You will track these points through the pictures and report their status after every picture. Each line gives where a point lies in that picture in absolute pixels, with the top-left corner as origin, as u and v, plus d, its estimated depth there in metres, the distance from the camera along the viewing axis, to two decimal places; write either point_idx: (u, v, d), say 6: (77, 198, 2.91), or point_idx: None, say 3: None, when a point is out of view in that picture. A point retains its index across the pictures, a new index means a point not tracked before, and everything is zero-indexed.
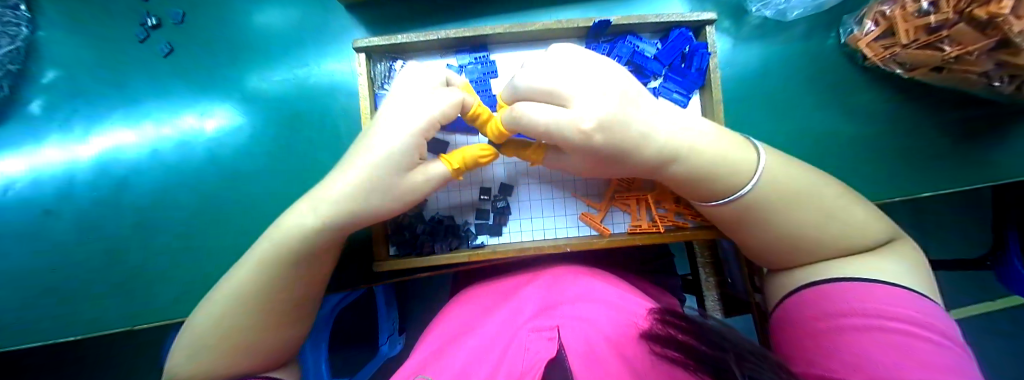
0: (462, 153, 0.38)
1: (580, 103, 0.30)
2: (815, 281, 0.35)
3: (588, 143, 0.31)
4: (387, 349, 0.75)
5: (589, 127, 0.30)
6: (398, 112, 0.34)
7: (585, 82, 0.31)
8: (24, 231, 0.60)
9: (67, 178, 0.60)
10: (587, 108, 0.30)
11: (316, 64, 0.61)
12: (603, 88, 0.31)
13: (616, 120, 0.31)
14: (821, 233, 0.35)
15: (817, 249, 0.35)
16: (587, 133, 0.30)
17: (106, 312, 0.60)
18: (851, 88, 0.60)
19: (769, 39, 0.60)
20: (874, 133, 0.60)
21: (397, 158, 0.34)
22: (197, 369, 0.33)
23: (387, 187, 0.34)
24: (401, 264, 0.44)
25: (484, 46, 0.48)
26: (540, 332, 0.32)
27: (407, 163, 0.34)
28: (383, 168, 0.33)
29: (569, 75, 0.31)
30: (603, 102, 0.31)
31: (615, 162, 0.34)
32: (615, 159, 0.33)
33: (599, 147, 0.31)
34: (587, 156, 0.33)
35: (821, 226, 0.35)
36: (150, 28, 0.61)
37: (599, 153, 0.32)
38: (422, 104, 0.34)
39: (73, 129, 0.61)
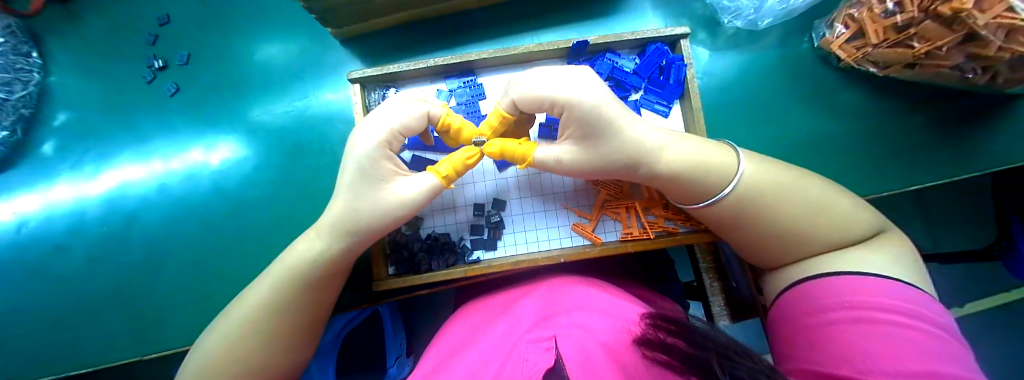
0: (450, 161, 0.39)
1: (574, 81, 0.35)
2: (810, 276, 0.35)
3: (575, 106, 0.34)
4: (396, 372, 0.75)
5: (579, 97, 0.34)
6: (365, 133, 0.36)
7: (582, 74, 0.36)
8: (39, 267, 0.62)
9: (78, 215, 0.63)
10: (581, 86, 0.34)
11: (314, 95, 0.64)
12: (596, 83, 0.36)
13: (603, 101, 0.34)
14: (809, 227, 0.35)
15: (806, 243, 0.36)
16: (575, 101, 0.34)
17: (119, 343, 0.62)
18: (829, 88, 0.62)
19: (744, 47, 0.63)
20: (857, 129, 0.62)
21: (370, 175, 0.36)
22: None
23: (375, 204, 0.37)
24: (400, 283, 0.46)
25: (471, 71, 0.50)
26: (539, 342, 0.33)
27: (379, 179, 0.37)
28: (363, 184, 0.36)
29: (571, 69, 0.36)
30: (597, 89, 0.35)
31: (600, 138, 0.36)
32: (601, 136, 0.35)
33: (586, 118, 0.34)
34: (577, 124, 0.35)
35: (809, 220, 0.35)
36: (157, 69, 0.64)
37: (588, 126, 0.35)
38: (382, 119, 0.36)
39: (83, 167, 0.64)
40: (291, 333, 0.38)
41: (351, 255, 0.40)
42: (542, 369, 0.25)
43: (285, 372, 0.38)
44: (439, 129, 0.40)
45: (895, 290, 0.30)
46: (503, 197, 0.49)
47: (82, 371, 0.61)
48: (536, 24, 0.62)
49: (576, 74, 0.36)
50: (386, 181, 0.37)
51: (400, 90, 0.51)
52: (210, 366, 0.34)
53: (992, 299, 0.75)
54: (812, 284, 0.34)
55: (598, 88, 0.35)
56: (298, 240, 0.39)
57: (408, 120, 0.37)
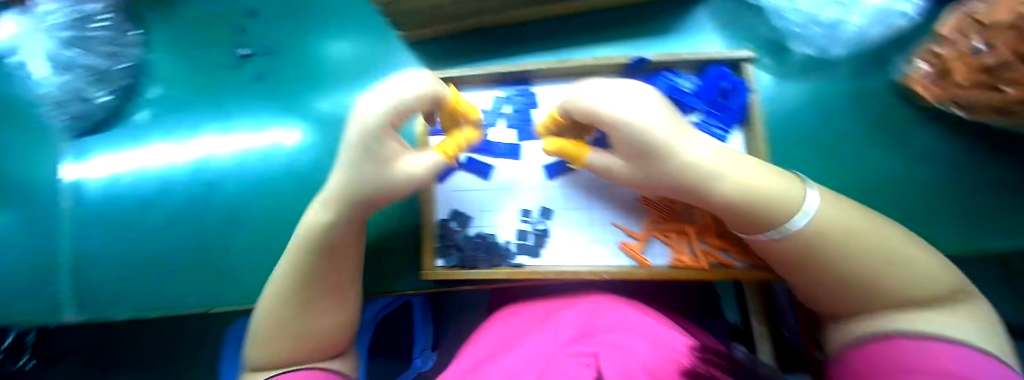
0: (453, 141, 0.42)
1: (628, 101, 0.35)
2: (871, 332, 0.33)
3: (626, 130, 0.34)
4: (421, 364, 0.79)
5: (631, 117, 0.34)
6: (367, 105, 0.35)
7: (638, 95, 0.36)
8: (121, 221, 0.67)
9: (167, 180, 0.68)
10: (635, 107, 0.34)
11: (382, 89, 0.67)
12: (653, 106, 0.36)
13: (655, 125, 0.34)
14: (878, 281, 0.33)
15: (872, 297, 0.34)
16: (626, 121, 0.34)
17: (175, 301, 0.66)
18: (904, 127, 0.59)
19: (811, 75, 0.61)
20: (936, 174, 0.58)
21: (368, 150, 0.35)
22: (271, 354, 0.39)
23: (371, 177, 0.36)
24: (448, 275, 0.48)
25: (528, 80, 0.52)
26: (579, 357, 0.33)
27: (378, 155, 0.35)
28: (363, 159, 0.35)
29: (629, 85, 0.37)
30: (650, 113, 0.35)
31: (654, 162, 0.35)
32: (649, 160, 0.35)
33: (635, 139, 0.34)
34: (628, 146, 0.36)
35: (880, 273, 0.33)
36: (243, 57, 0.70)
37: (637, 148, 0.35)
38: (387, 91, 0.35)
39: (172, 130, 0.70)
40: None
41: (357, 224, 0.41)
42: None
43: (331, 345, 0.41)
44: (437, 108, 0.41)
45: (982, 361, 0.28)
46: (551, 206, 0.49)
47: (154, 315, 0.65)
48: (595, 39, 0.63)
49: (632, 94, 0.36)
50: (386, 155, 0.36)
51: (459, 94, 0.53)
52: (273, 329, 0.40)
53: None
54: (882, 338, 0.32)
55: (651, 112, 0.35)
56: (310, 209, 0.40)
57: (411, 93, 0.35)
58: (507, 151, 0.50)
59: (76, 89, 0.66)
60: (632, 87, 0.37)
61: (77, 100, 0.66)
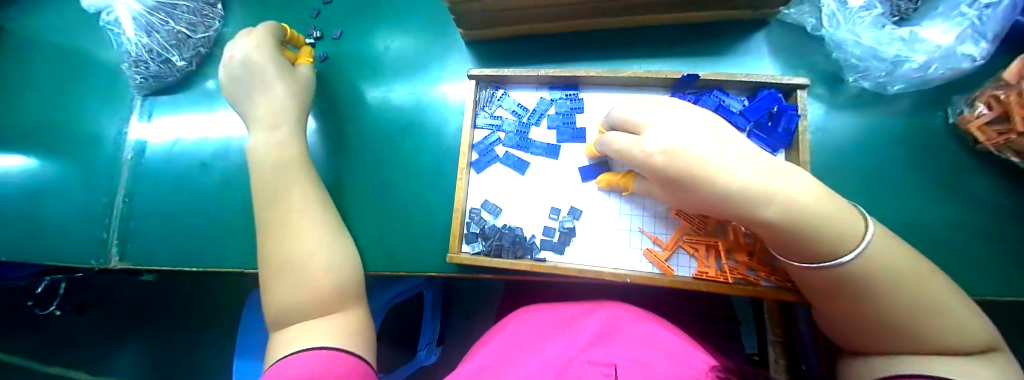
0: None
1: (652, 132, 0.39)
2: (897, 373, 0.34)
3: (648, 161, 0.38)
4: (423, 355, 0.87)
5: (651, 149, 0.38)
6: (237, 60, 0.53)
7: (668, 119, 0.39)
8: (180, 178, 0.71)
9: (224, 150, 0.72)
10: (659, 136, 0.38)
11: (437, 85, 0.69)
12: (686, 128, 0.37)
13: (684, 145, 0.36)
14: (913, 325, 0.34)
15: (903, 341, 0.35)
16: (649, 154, 0.38)
17: (205, 255, 0.68)
18: (959, 171, 0.57)
19: (867, 110, 0.60)
20: (990, 226, 0.55)
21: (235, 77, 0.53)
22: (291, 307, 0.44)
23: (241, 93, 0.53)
24: (472, 261, 0.49)
25: (576, 85, 0.53)
26: (597, 367, 0.38)
27: (259, 82, 0.53)
28: (244, 85, 0.53)
29: (659, 113, 0.40)
30: (680, 134, 0.37)
31: (681, 188, 0.37)
32: (677, 181, 0.37)
33: (658, 167, 0.38)
34: (654, 175, 0.39)
35: (917, 319, 0.34)
36: (314, 39, 0.72)
37: (662, 173, 0.38)
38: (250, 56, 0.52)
39: None
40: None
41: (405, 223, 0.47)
42: None
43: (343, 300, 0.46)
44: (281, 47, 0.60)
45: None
46: (580, 205, 0.51)
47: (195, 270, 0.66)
48: (643, 54, 0.64)
49: (660, 122, 0.39)
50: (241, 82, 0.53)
51: (507, 92, 0.55)
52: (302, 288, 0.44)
53: None
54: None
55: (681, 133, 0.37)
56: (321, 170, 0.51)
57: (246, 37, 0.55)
58: (545, 150, 0.52)
59: (156, 51, 0.70)
60: (661, 113, 0.40)
61: (158, 61, 0.71)
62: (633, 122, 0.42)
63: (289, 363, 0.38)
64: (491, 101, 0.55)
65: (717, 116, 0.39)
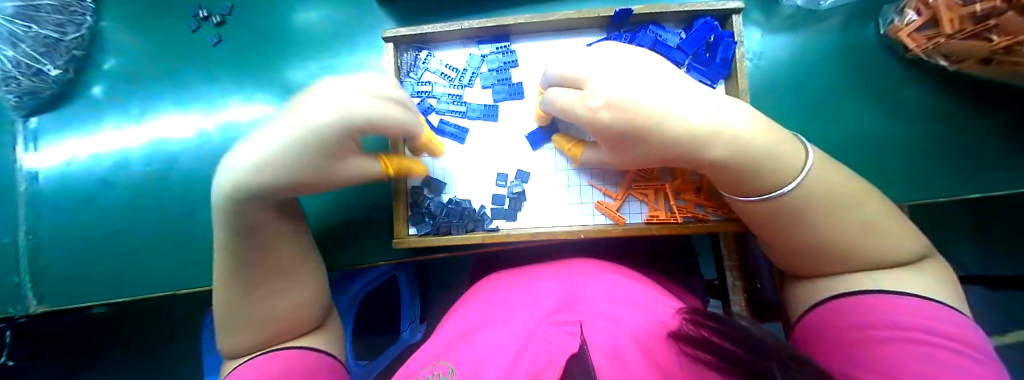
0: (404, 162, 0.44)
1: (593, 85, 0.36)
2: (841, 293, 0.35)
3: (597, 119, 0.35)
4: (409, 335, 0.84)
5: (594, 104, 0.35)
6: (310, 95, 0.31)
7: (606, 68, 0.36)
8: (86, 198, 0.68)
9: (122, 163, 0.69)
10: (601, 89, 0.35)
11: (350, 57, 0.69)
12: (628, 76, 0.35)
13: (626, 95, 0.33)
14: (851, 243, 0.34)
15: (847, 262, 0.35)
16: (594, 110, 0.35)
17: (152, 278, 0.67)
18: (880, 86, 0.63)
19: (802, 28, 0.65)
20: (893, 135, 0.63)
21: (326, 152, 0.31)
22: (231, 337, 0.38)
23: (313, 172, 0.31)
24: (421, 243, 0.47)
25: (506, 36, 0.49)
26: (563, 325, 0.35)
27: (331, 158, 0.32)
28: (301, 155, 0.29)
29: (596, 62, 0.37)
30: (621, 83, 0.34)
31: (631, 142, 0.35)
32: (624, 136, 0.35)
33: (604, 123, 0.35)
34: (604, 135, 0.37)
35: (856, 237, 0.34)
36: (200, 19, 0.70)
37: (609, 131, 0.35)
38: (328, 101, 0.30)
39: (129, 110, 0.70)
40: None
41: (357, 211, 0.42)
42: (566, 354, 0.29)
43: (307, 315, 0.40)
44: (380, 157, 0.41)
45: (929, 311, 0.31)
46: (527, 168, 0.48)
47: (122, 300, 0.67)
48: None
49: (602, 71, 0.36)
50: (340, 160, 0.33)
51: (432, 53, 0.51)
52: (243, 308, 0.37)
53: None
54: (845, 301, 0.34)
55: (622, 82, 0.34)
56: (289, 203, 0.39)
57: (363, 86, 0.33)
58: (482, 112, 0.48)
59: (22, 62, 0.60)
60: (598, 63, 0.37)
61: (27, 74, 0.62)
62: (570, 77, 0.39)
63: (252, 366, 0.35)
64: (416, 65, 0.51)
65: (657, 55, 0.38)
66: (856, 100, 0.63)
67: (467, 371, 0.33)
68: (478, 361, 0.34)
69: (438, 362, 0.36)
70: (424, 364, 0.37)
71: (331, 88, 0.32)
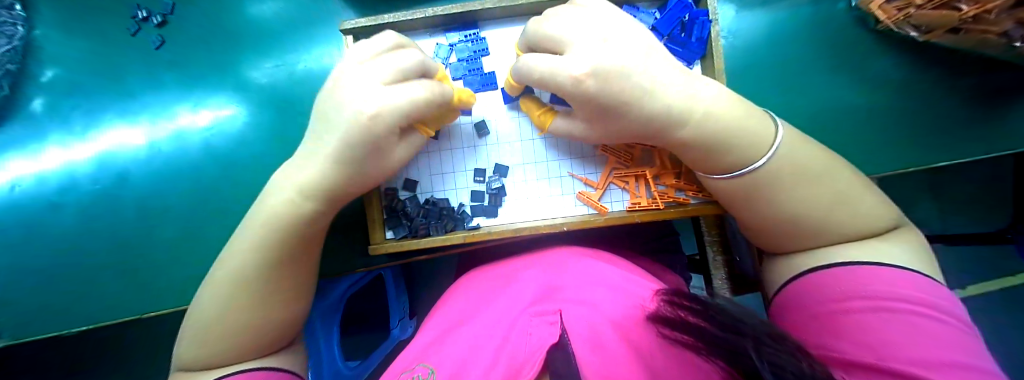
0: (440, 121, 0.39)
1: (577, 50, 0.31)
2: (817, 266, 0.35)
3: (580, 87, 0.31)
4: (398, 332, 0.82)
5: (579, 72, 0.30)
6: (356, 92, 0.32)
7: (592, 32, 0.32)
8: (35, 224, 0.62)
9: (69, 179, 0.63)
10: (584, 55, 0.31)
11: (310, 53, 0.65)
12: (611, 42, 0.32)
13: (614, 63, 0.30)
14: (823, 218, 0.34)
15: (822, 234, 0.35)
16: (577, 78, 0.31)
17: (117, 303, 0.63)
18: (850, 60, 0.64)
19: (772, 5, 0.64)
20: (864, 108, 0.64)
21: (370, 147, 0.33)
22: (187, 369, 0.35)
23: (363, 162, 0.34)
24: (399, 247, 0.45)
25: (474, 23, 0.47)
26: (543, 316, 0.34)
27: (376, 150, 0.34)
28: (343, 161, 0.34)
29: (581, 25, 0.33)
30: (606, 50, 0.31)
31: (611, 116, 0.33)
32: (608, 108, 0.32)
33: (588, 94, 0.31)
34: (584, 107, 0.33)
35: (827, 211, 0.34)
36: (141, 21, 0.64)
37: (591, 102, 0.32)
38: (373, 101, 0.32)
39: (72, 126, 0.64)
40: (296, 283, 0.38)
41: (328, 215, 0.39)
42: (547, 344, 0.29)
43: (287, 330, 0.38)
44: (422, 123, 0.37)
45: (908, 279, 0.31)
46: (505, 162, 0.46)
47: (84, 327, 0.62)
48: None
49: (585, 31, 0.33)
50: (385, 151, 0.35)
51: None
52: (206, 331, 0.34)
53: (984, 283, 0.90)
54: (820, 274, 0.34)
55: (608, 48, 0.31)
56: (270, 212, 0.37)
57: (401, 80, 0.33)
58: None
59: None
60: (582, 26, 0.33)
61: None
62: (553, 38, 0.34)
63: None
64: None
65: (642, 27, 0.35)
66: (829, 74, 0.64)
67: (448, 371, 0.32)
68: (459, 358, 0.33)
69: (418, 363, 0.35)
70: (402, 368, 0.36)
71: (375, 85, 0.32)
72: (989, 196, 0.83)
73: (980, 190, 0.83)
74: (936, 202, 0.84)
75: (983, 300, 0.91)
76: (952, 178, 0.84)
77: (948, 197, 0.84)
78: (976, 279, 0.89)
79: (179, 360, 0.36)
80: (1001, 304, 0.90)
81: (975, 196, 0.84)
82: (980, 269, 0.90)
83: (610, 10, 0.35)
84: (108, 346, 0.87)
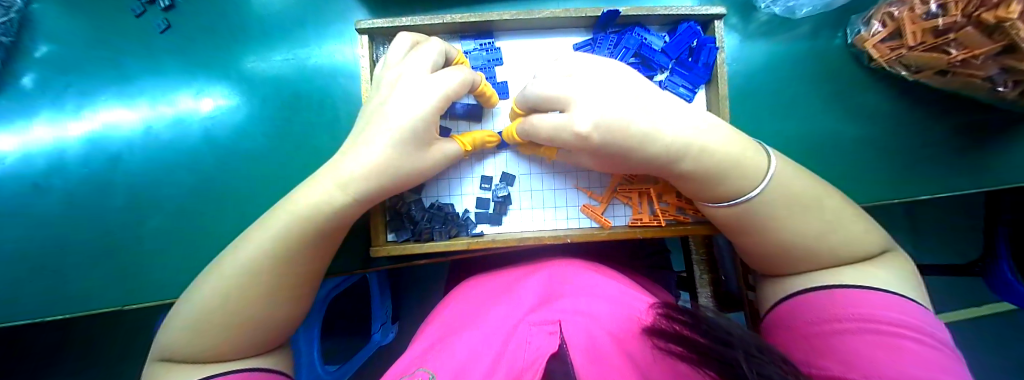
0: (472, 136, 0.42)
1: (580, 107, 0.32)
2: (809, 288, 0.36)
3: (590, 139, 0.32)
4: (380, 337, 0.81)
5: (584, 129, 0.31)
6: (406, 82, 0.36)
7: (594, 88, 0.33)
8: (17, 205, 0.60)
9: (57, 156, 0.61)
10: (589, 109, 0.32)
11: (317, 47, 0.65)
12: (612, 93, 0.33)
13: (613, 113, 0.31)
14: (819, 245, 0.36)
15: (817, 259, 0.36)
16: (583, 134, 0.32)
17: (99, 292, 0.61)
18: (846, 92, 0.66)
19: (774, 36, 0.67)
20: (856, 140, 0.66)
21: (416, 137, 0.36)
22: (170, 368, 0.33)
23: (409, 163, 0.36)
24: (399, 250, 0.45)
25: (489, 33, 0.48)
26: (541, 326, 0.35)
27: (421, 143, 0.36)
28: (403, 144, 0.35)
29: (583, 82, 0.34)
30: (608, 103, 0.32)
31: (620, 157, 0.33)
32: (613, 153, 0.33)
33: (594, 145, 0.32)
34: (596, 153, 0.34)
35: (822, 239, 0.36)
36: (147, 3, 0.63)
37: (599, 152, 0.33)
38: (426, 88, 0.35)
39: (65, 105, 0.62)
40: (296, 282, 0.37)
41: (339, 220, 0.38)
42: (546, 354, 0.29)
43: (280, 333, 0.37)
44: (460, 137, 0.42)
45: (893, 303, 0.32)
46: (512, 170, 0.47)
47: (59, 318, 0.59)
48: None
49: (585, 74, 0.35)
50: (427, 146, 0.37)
51: None
52: (202, 327, 0.33)
53: (953, 313, 0.93)
54: (811, 297, 0.35)
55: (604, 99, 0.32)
56: (275, 206, 0.37)
57: (439, 67, 0.38)
58: (466, 113, 0.46)
59: None
60: (581, 88, 0.33)
61: None
62: (554, 96, 0.34)
63: None
64: None
65: (637, 78, 0.35)
66: (824, 106, 0.66)
67: (449, 375, 0.31)
68: (458, 364, 0.33)
69: (418, 369, 0.34)
70: (401, 373, 0.35)
71: (420, 73, 0.36)
72: (958, 231, 0.89)
73: (953, 224, 0.88)
74: (911, 235, 0.89)
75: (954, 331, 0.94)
76: (928, 212, 0.88)
77: (921, 229, 0.89)
78: (944, 310, 0.94)
79: (163, 358, 0.34)
80: (969, 333, 0.94)
81: (947, 230, 0.89)
82: (946, 299, 0.95)
83: (592, 58, 0.37)
84: (80, 333, 0.84)
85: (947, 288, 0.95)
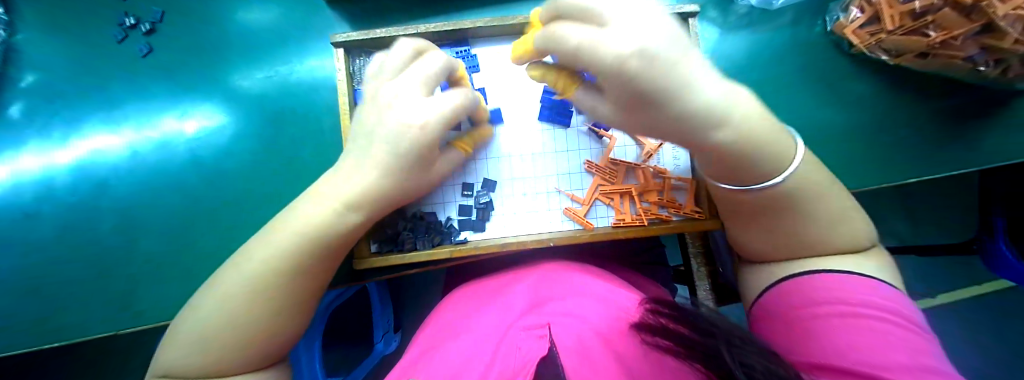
0: (472, 138, 0.42)
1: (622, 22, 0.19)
2: (794, 273, 0.36)
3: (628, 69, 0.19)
4: (383, 347, 0.80)
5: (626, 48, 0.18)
6: (405, 106, 0.32)
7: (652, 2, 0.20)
8: (9, 234, 0.61)
9: (46, 184, 0.62)
10: (635, 27, 0.19)
11: (299, 62, 0.65)
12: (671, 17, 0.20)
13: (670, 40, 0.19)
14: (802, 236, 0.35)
15: (803, 248, 0.36)
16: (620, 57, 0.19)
17: (94, 317, 0.61)
18: (830, 79, 0.66)
19: (754, 27, 0.67)
20: (843, 126, 0.66)
21: (415, 163, 0.34)
22: None
23: (402, 189, 0.36)
24: (383, 262, 0.45)
25: (465, 40, 0.48)
26: (530, 330, 0.34)
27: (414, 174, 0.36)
28: (394, 171, 0.35)
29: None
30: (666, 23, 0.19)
31: (655, 105, 0.21)
32: (654, 96, 0.20)
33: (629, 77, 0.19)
34: (622, 92, 0.21)
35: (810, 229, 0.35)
36: (128, 28, 0.63)
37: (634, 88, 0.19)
38: (426, 110, 0.32)
39: (51, 134, 0.63)
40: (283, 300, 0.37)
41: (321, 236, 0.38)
42: (537, 357, 0.28)
43: (274, 353, 0.37)
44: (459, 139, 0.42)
45: (870, 288, 0.32)
46: (493, 176, 0.47)
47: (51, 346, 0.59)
48: None
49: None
50: (424, 172, 0.37)
51: None
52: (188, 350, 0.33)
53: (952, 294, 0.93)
54: (795, 282, 0.35)
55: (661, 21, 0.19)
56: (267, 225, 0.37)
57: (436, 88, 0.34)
58: None
59: None
60: (647, 16, 0.19)
61: None
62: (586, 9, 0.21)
63: None
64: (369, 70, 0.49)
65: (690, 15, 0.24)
66: (809, 94, 0.66)
67: None
68: (447, 373, 0.32)
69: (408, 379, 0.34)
70: None
71: (419, 98, 0.33)
72: (952, 211, 0.88)
73: (947, 205, 0.88)
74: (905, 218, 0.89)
75: (957, 311, 0.94)
76: (921, 194, 0.88)
77: (915, 211, 0.89)
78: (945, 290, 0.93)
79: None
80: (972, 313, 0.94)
81: (942, 210, 0.89)
82: (946, 280, 0.95)
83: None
84: (82, 358, 0.84)
85: (947, 269, 0.94)
